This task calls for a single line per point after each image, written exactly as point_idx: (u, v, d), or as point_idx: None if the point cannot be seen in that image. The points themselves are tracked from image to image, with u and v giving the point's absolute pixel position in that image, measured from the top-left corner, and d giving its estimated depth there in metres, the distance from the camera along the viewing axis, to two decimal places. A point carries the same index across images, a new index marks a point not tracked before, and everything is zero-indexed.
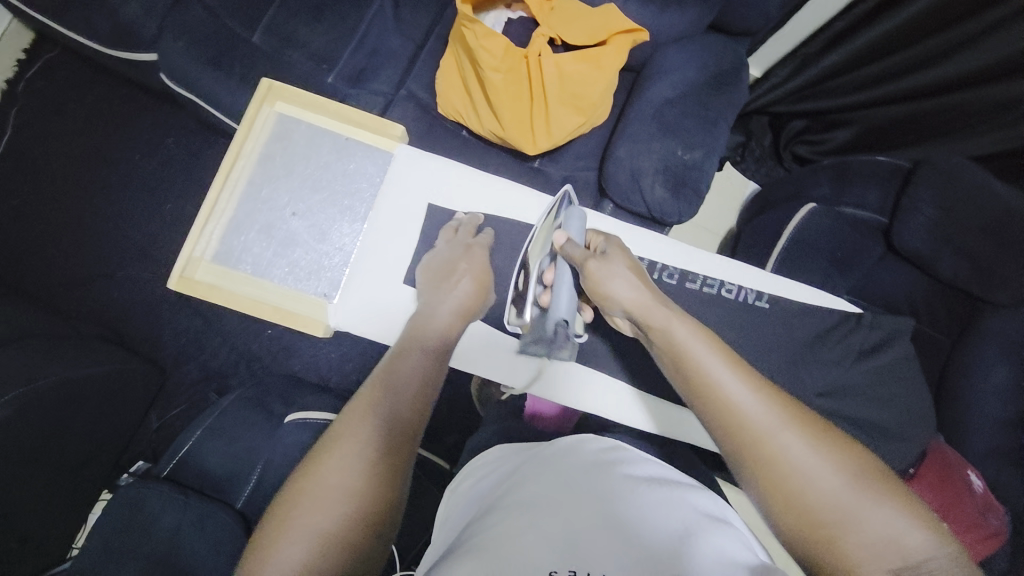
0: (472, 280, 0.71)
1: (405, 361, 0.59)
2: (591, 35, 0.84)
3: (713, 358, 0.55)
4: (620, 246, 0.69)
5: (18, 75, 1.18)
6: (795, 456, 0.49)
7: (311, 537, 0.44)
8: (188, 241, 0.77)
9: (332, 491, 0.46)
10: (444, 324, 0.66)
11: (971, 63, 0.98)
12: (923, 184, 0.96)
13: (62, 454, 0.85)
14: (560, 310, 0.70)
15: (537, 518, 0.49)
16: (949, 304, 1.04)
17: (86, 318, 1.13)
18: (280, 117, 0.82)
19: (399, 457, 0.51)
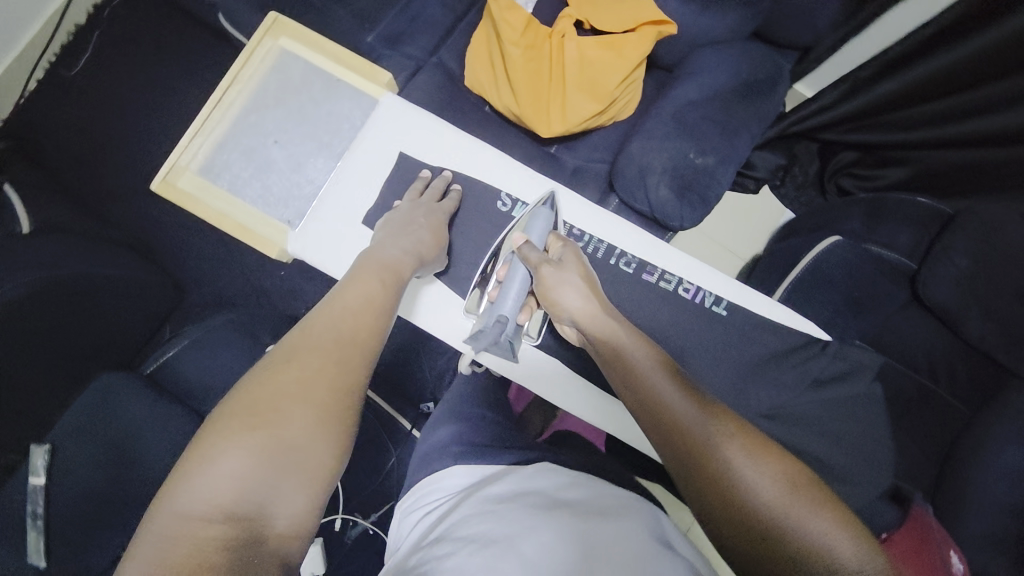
0: (429, 233, 0.73)
1: (363, 288, 0.61)
2: (620, 22, 0.84)
3: (657, 374, 0.58)
4: (575, 253, 0.70)
5: (105, 1, 1.29)
6: (731, 464, 0.50)
7: (265, 447, 0.45)
8: (176, 150, 0.82)
9: (291, 405, 0.47)
10: (398, 258, 0.68)
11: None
12: (959, 232, 0.90)
13: (73, 342, 0.93)
14: (504, 307, 0.68)
15: (487, 556, 0.47)
16: (973, 369, 0.96)
17: (124, 229, 1.23)
18: (283, 53, 0.86)
19: (355, 377, 0.52)
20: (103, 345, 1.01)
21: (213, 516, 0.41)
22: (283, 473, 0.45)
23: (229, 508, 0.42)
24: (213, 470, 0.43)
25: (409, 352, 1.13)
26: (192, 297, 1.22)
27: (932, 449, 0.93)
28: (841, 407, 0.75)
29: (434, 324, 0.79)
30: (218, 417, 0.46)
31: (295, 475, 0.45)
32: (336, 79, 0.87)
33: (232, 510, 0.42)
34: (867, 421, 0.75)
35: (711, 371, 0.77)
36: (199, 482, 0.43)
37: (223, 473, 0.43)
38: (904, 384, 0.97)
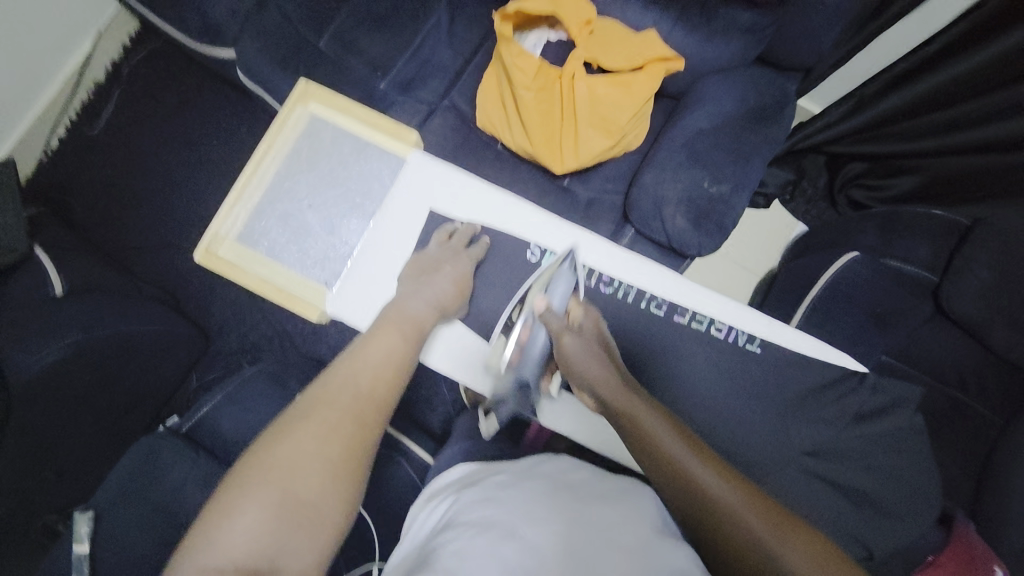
0: (453, 283, 0.75)
1: (384, 340, 0.61)
2: (629, 59, 0.87)
3: (673, 435, 0.56)
4: (595, 324, 0.71)
5: (123, 60, 1.35)
6: (761, 541, 0.48)
7: (282, 501, 0.45)
8: (216, 220, 0.84)
9: (309, 460, 0.48)
10: (421, 311, 0.69)
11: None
12: (980, 245, 0.91)
13: (108, 400, 0.96)
14: (522, 370, 0.72)
15: (499, 545, 0.46)
16: (1004, 379, 0.95)
17: (149, 279, 1.26)
18: (312, 117, 0.89)
19: (371, 436, 0.53)
20: (135, 399, 1.03)
21: (226, 569, 0.42)
22: (296, 530, 0.45)
23: (244, 557, 0.43)
24: (230, 521, 0.44)
25: (432, 388, 1.14)
26: (217, 342, 1.24)
27: (973, 464, 0.92)
28: (885, 443, 0.75)
29: (467, 368, 0.81)
30: (240, 467, 0.47)
31: (307, 532, 0.45)
32: (365, 141, 0.90)
33: (245, 564, 0.42)
34: (906, 450, 0.74)
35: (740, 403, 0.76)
36: (216, 532, 0.43)
37: (240, 524, 0.44)
38: (935, 397, 0.97)
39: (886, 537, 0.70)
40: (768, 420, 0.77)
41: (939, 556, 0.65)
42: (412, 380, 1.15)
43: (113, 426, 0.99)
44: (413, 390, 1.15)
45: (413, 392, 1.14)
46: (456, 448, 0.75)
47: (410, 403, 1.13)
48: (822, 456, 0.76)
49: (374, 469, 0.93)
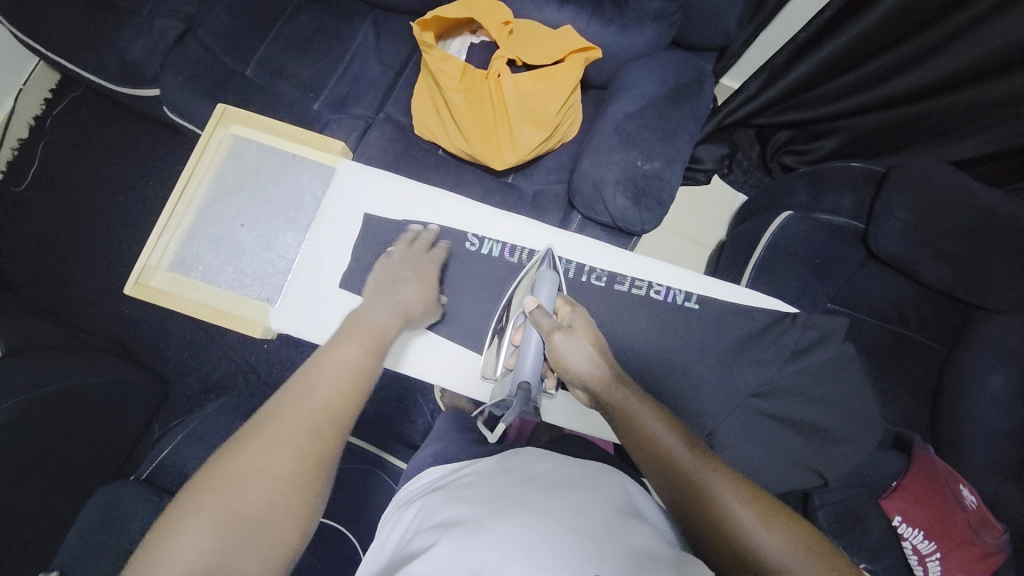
0: (417, 288, 0.71)
1: (341, 353, 0.58)
2: (549, 53, 0.90)
3: (674, 439, 0.57)
4: (585, 319, 0.66)
5: (47, 112, 1.30)
6: (751, 533, 0.49)
7: (227, 514, 0.43)
8: (144, 251, 0.82)
9: (259, 478, 0.46)
10: (382, 322, 0.65)
11: (957, 62, 0.97)
12: (896, 187, 0.96)
13: (61, 460, 0.90)
14: (525, 371, 0.66)
15: (462, 542, 0.45)
16: (940, 310, 1.03)
17: (98, 331, 1.21)
18: (235, 139, 0.88)
19: (325, 449, 0.50)
20: (95, 455, 0.97)
21: None
22: (243, 542, 0.43)
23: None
24: (173, 536, 0.42)
25: (408, 400, 1.13)
26: (180, 389, 1.20)
27: (926, 390, 1.01)
28: (826, 374, 0.77)
29: (436, 367, 0.79)
30: (191, 479, 0.45)
31: (254, 546, 0.43)
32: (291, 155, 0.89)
33: None
34: (844, 378, 0.77)
35: (694, 364, 0.76)
36: (162, 554, 0.41)
37: (184, 540, 0.41)
38: (881, 336, 1.03)
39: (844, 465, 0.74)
40: (719, 373, 0.76)
41: (904, 479, 0.85)
42: (388, 396, 1.14)
43: (71, 489, 0.92)
44: (390, 406, 1.14)
45: (391, 409, 1.13)
46: (430, 451, 0.74)
47: (388, 419, 1.12)
48: (772, 397, 0.76)
49: (356, 488, 0.91)
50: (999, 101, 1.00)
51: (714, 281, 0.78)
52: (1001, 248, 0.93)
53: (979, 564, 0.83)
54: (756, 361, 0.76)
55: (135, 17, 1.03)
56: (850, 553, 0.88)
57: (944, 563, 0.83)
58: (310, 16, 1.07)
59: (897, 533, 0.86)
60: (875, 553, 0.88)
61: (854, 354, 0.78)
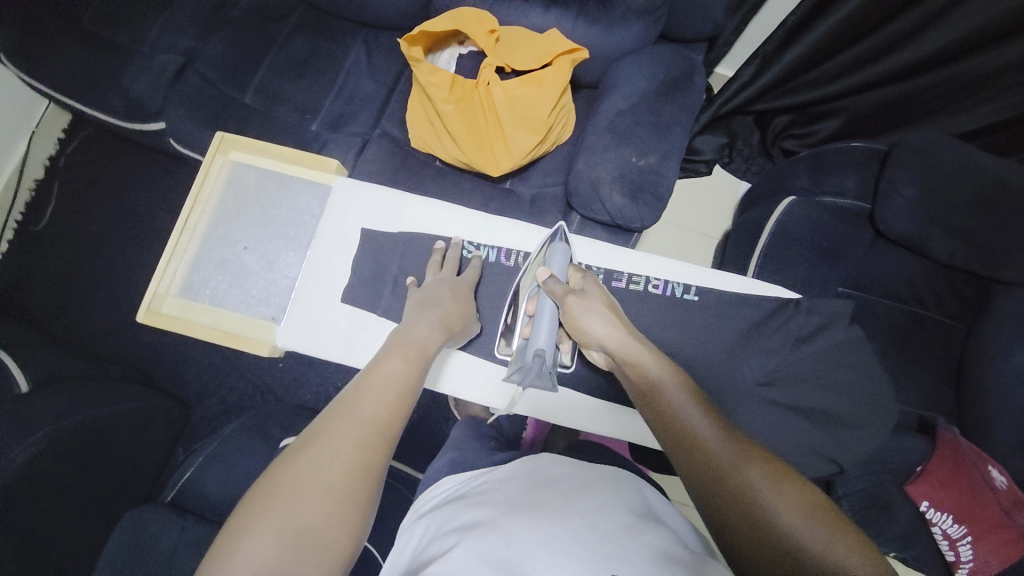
0: (455, 304, 0.69)
1: (386, 364, 0.52)
2: (537, 58, 0.91)
3: (688, 403, 0.54)
4: (598, 284, 0.66)
5: (60, 152, 1.35)
6: (755, 487, 0.47)
7: (280, 534, 0.38)
8: (153, 279, 0.85)
9: (308, 492, 0.40)
10: (425, 333, 0.61)
11: (956, 33, 0.96)
12: (899, 164, 0.95)
13: (91, 487, 0.93)
14: (538, 339, 0.66)
15: (475, 536, 0.46)
16: (956, 286, 1.00)
17: (120, 360, 1.25)
18: (234, 165, 0.91)
19: (376, 461, 0.44)
20: (122, 481, 1.00)
21: None
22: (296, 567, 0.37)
23: None
24: (226, 560, 0.37)
25: (423, 410, 1.14)
26: (200, 412, 1.22)
27: (948, 368, 0.98)
28: (838, 359, 0.75)
29: (448, 378, 0.78)
30: (242, 495, 0.40)
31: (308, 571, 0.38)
32: (288, 176, 0.91)
33: None
34: (854, 362, 0.75)
35: (702, 357, 0.76)
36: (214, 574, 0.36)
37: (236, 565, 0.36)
38: (897, 317, 1.00)
39: (863, 449, 0.73)
40: (728, 363, 0.75)
41: (929, 464, 0.84)
42: None
43: (101, 513, 0.95)
44: None
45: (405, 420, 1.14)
46: (444, 460, 0.74)
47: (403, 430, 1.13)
48: (784, 385, 0.74)
49: None
50: (1001, 69, 0.99)
51: (711, 271, 0.77)
52: (1013, 219, 0.91)
53: (1014, 546, 0.82)
54: (764, 349, 0.75)
55: (136, 54, 1.07)
56: (876, 538, 0.87)
57: (975, 546, 0.83)
58: (303, 40, 1.10)
59: (925, 518, 0.87)
60: (905, 541, 0.88)
61: (863, 337, 0.76)
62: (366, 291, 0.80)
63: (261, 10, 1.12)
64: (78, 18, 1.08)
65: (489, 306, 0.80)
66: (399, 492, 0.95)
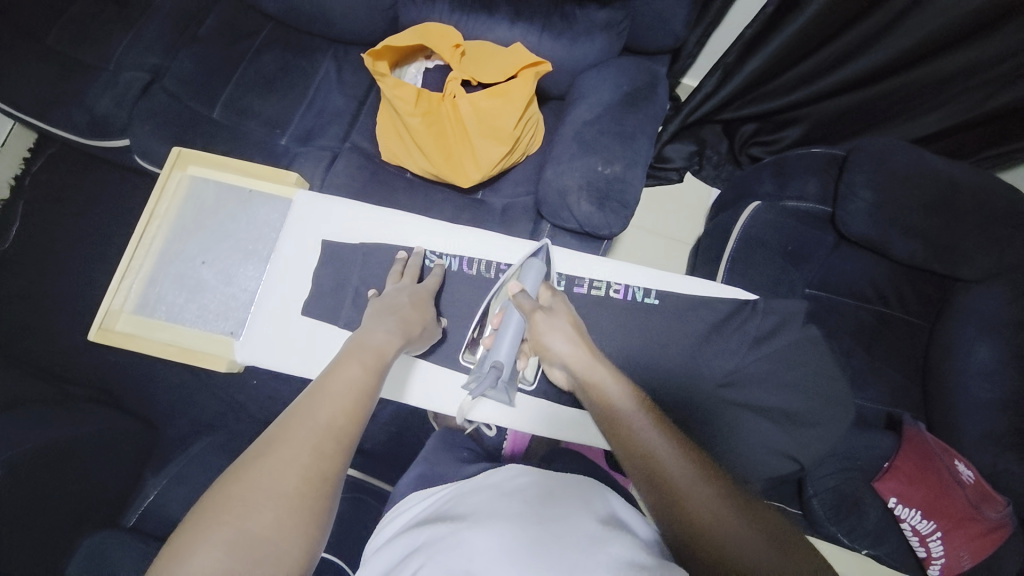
0: (414, 309, 0.69)
1: (342, 372, 0.52)
2: (503, 71, 0.93)
3: (650, 425, 0.52)
4: (566, 303, 0.67)
5: (25, 171, 1.33)
6: (715, 513, 0.45)
7: (230, 548, 0.37)
8: (106, 295, 0.83)
9: (260, 502, 0.39)
10: (384, 339, 0.60)
11: (906, 42, 1.00)
12: (856, 168, 0.98)
13: (50, 514, 0.88)
14: (499, 352, 0.65)
15: (439, 556, 0.42)
16: (917, 285, 1.04)
17: (85, 382, 1.21)
18: (192, 179, 0.90)
19: (332, 469, 0.43)
20: (83, 506, 0.94)
21: None
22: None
23: None
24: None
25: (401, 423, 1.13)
26: (170, 433, 1.19)
27: (912, 365, 1.01)
28: (800, 358, 0.77)
29: (413, 388, 0.78)
30: (188, 513, 0.39)
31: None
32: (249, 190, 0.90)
33: None
34: (816, 361, 0.77)
35: (670, 361, 0.76)
36: None
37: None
38: (863, 317, 1.02)
39: (826, 447, 0.74)
40: (695, 367, 0.76)
41: (895, 459, 0.86)
42: (378, 421, 1.13)
43: (64, 541, 0.89)
44: (380, 432, 1.13)
45: (382, 434, 1.13)
46: (413, 474, 0.72)
47: (380, 444, 1.12)
48: (752, 386, 0.75)
49: (349, 517, 0.91)
50: (951, 75, 1.03)
51: (670, 275, 0.78)
52: (966, 219, 0.95)
53: (985, 540, 0.83)
54: (730, 352, 0.76)
55: (101, 71, 1.06)
56: (849, 535, 0.88)
57: (945, 542, 0.85)
58: (273, 56, 1.10)
59: (895, 515, 0.88)
60: (876, 538, 0.89)
61: (821, 337, 0.78)
62: (326, 304, 0.79)
63: (230, 26, 1.12)
64: (42, 37, 1.07)
65: (457, 317, 0.80)
66: (373, 508, 0.94)
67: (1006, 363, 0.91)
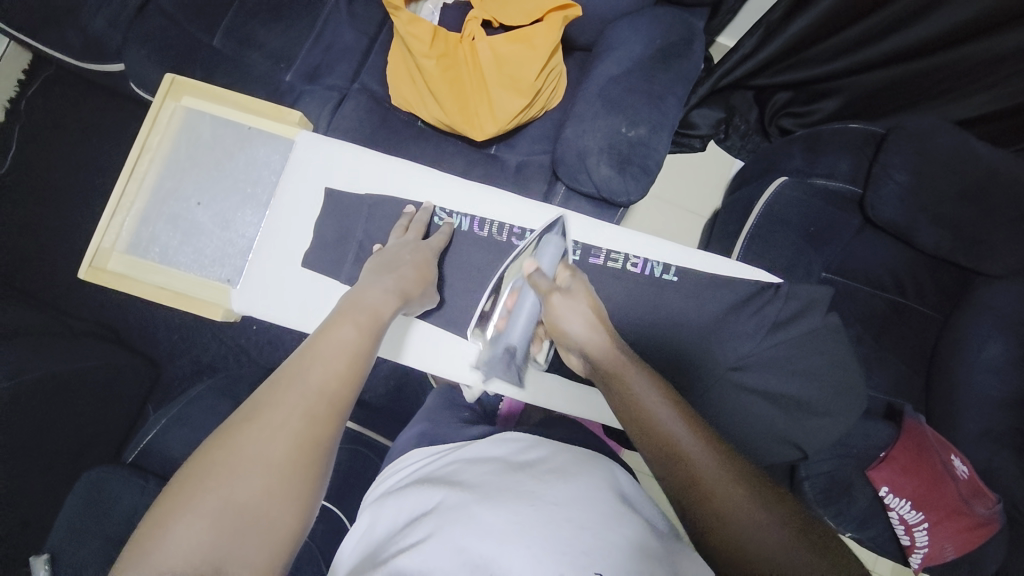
0: (414, 269, 0.66)
1: (335, 332, 0.49)
2: (528, 15, 0.86)
3: (664, 408, 0.50)
4: (585, 286, 0.61)
5: (20, 94, 1.25)
6: (732, 496, 0.43)
7: (219, 515, 0.36)
8: (96, 233, 0.80)
9: (251, 470, 0.38)
10: (382, 298, 0.57)
11: (964, 13, 0.92)
12: (895, 149, 0.92)
13: (51, 448, 0.90)
14: (512, 337, 0.64)
15: (451, 530, 0.40)
16: (939, 277, 1.00)
17: (86, 317, 1.20)
18: (187, 112, 0.85)
19: (325, 433, 0.42)
20: (84, 443, 0.96)
21: None
22: (240, 546, 0.36)
23: None
24: (158, 544, 0.34)
25: (400, 378, 1.13)
26: (170, 371, 1.19)
27: (919, 358, 0.99)
28: (808, 344, 0.75)
29: (412, 348, 0.76)
30: (175, 479, 0.38)
31: (254, 549, 0.36)
32: (247, 128, 0.85)
33: None
34: (827, 349, 0.75)
35: (681, 338, 0.74)
36: (152, 553, 0.34)
37: (171, 550, 0.34)
38: (876, 305, 1.00)
39: (829, 434, 0.74)
40: (705, 345, 0.74)
41: (893, 450, 0.86)
42: (377, 375, 1.13)
43: (65, 473, 0.92)
44: (378, 384, 1.13)
45: (381, 388, 1.13)
46: (413, 432, 0.72)
47: (378, 398, 1.12)
48: (755, 369, 0.74)
49: (344, 466, 0.92)
50: (1008, 54, 0.95)
51: (689, 248, 0.75)
52: (1002, 211, 0.90)
53: (972, 534, 0.85)
54: (743, 335, 0.74)
55: None
56: (836, 519, 0.90)
57: (931, 533, 0.86)
58: None
59: (884, 503, 0.89)
60: (862, 522, 0.91)
61: (841, 325, 0.75)
62: (327, 256, 0.76)
63: None
64: None
65: (465, 278, 0.78)
66: (369, 460, 0.95)
67: (1018, 363, 0.89)
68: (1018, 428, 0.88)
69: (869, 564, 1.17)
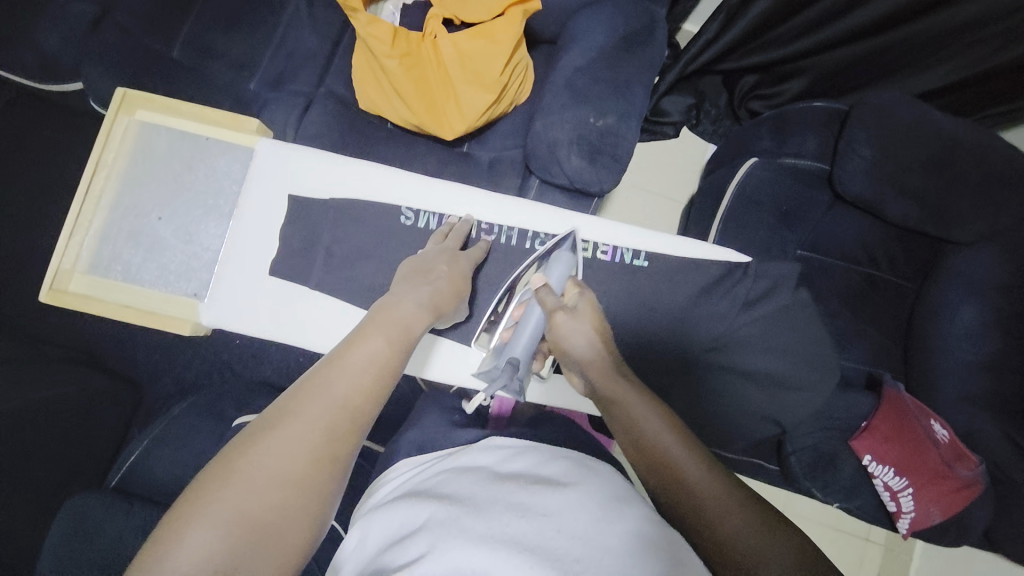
0: (449, 282, 0.64)
1: (365, 343, 0.48)
2: (489, 10, 0.87)
3: (658, 422, 0.52)
4: (592, 302, 0.61)
5: None
6: (720, 506, 0.45)
7: (233, 524, 0.36)
8: (55, 255, 0.79)
9: (267, 480, 0.38)
10: (414, 312, 0.55)
11: None
12: (859, 124, 0.93)
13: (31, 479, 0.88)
14: (516, 349, 0.62)
15: (444, 545, 0.40)
16: (910, 248, 1.02)
17: (60, 342, 1.17)
18: (141, 125, 0.83)
19: (343, 452, 0.42)
20: (66, 471, 0.95)
21: None
22: (251, 559, 0.36)
23: None
24: (172, 549, 0.34)
25: None
26: (152, 392, 1.17)
27: (895, 328, 1.02)
28: (781, 320, 0.76)
29: None
30: (196, 480, 0.38)
31: (265, 562, 0.36)
32: (206, 138, 0.84)
33: None
34: (802, 325, 0.76)
35: (660, 323, 0.75)
36: (166, 556, 0.34)
37: (180, 553, 0.34)
38: (851, 279, 1.02)
39: (808, 407, 0.75)
40: (684, 328, 0.75)
41: (874, 419, 0.88)
42: None
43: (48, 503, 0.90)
44: None
45: None
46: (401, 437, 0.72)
47: None
48: (735, 349, 0.75)
49: None
50: (964, 26, 0.97)
51: (662, 234, 0.75)
52: (967, 180, 0.92)
53: (956, 496, 0.87)
54: (721, 317, 0.75)
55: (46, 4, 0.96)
56: (823, 490, 0.92)
57: (916, 498, 0.88)
58: None
59: (869, 471, 0.91)
60: (849, 492, 0.93)
61: (813, 300, 0.77)
62: (301, 265, 0.75)
63: None
64: None
65: None
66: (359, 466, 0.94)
67: (991, 327, 0.91)
68: (994, 391, 0.91)
69: (860, 532, 1.20)
